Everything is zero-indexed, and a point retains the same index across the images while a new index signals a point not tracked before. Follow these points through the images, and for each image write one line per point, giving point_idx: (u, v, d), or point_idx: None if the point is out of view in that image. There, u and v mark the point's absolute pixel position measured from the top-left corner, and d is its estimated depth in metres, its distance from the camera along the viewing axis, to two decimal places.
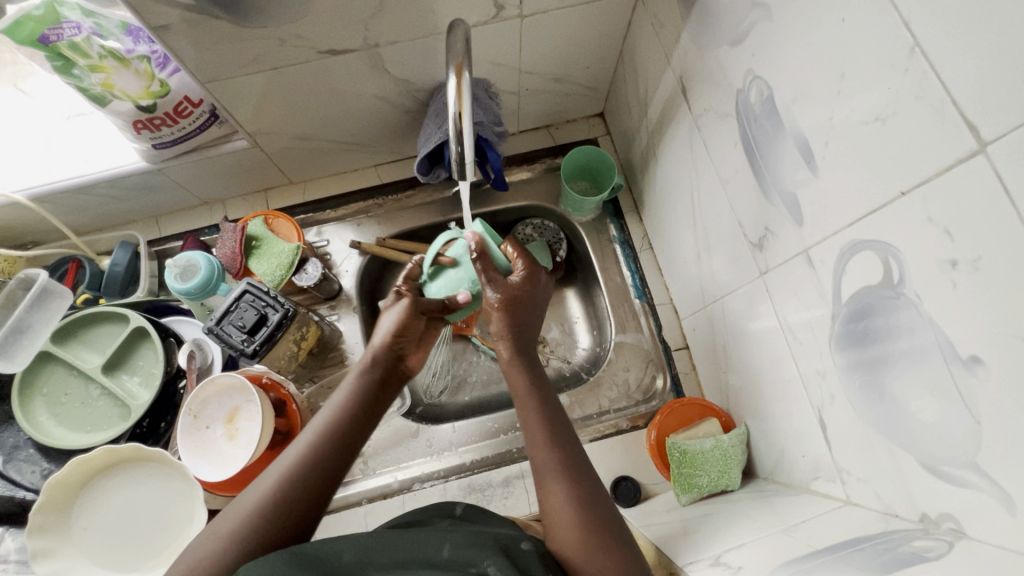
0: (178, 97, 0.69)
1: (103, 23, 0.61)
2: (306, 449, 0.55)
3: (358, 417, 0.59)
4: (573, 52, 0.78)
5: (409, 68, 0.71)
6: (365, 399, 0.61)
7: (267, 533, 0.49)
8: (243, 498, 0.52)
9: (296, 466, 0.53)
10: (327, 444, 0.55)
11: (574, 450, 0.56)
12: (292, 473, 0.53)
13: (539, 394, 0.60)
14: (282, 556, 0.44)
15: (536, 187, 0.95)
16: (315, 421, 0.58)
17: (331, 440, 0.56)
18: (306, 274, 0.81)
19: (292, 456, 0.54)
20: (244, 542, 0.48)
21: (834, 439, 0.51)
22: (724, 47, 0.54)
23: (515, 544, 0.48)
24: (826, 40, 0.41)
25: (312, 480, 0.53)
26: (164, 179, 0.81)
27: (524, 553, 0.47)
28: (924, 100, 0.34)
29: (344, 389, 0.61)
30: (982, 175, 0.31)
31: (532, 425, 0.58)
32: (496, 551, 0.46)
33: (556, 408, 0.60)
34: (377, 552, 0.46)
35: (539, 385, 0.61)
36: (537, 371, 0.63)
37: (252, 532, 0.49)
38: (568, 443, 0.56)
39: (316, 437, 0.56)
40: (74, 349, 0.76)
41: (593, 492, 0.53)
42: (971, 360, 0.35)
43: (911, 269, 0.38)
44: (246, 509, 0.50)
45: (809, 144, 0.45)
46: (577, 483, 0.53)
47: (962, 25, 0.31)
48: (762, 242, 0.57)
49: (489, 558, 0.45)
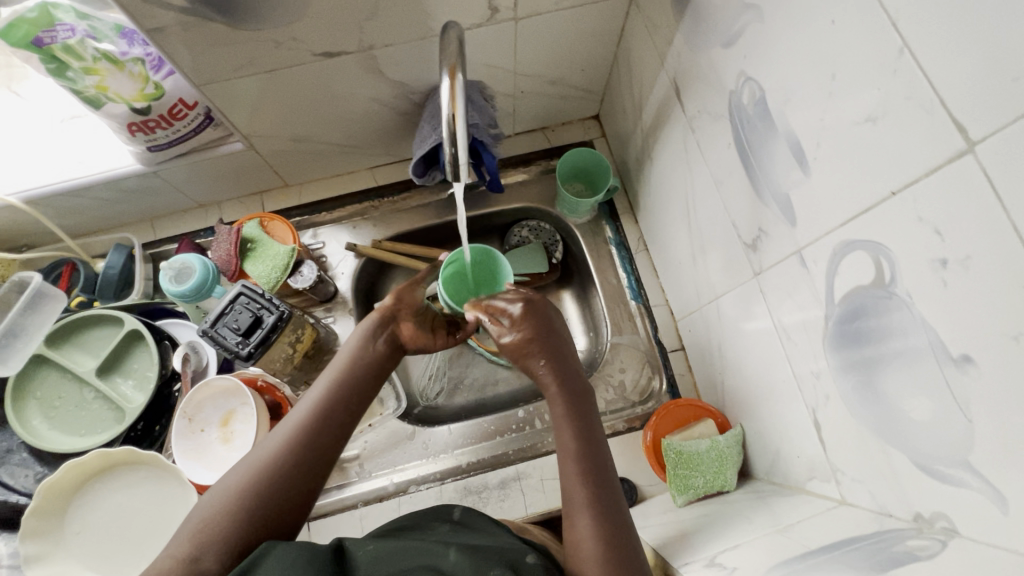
0: (173, 100, 0.69)
1: (98, 26, 0.61)
2: (289, 438, 0.54)
3: (360, 385, 0.61)
4: (567, 54, 0.78)
5: (405, 70, 0.72)
6: (372, 359, 0.63)
7: (249, 520, 0.49)
8: (243, 460, 0.54)
9: (307, 424, 0.56)
10: (325, 411, 0.57)
11: (606, 482, 0.56)
12: (294, 434, 0.55)
13: (577, 421, 0.59)
14: (298, 547, 0.45)
15: (531, 190, 0.95)
16: (325, 376, 0.60)
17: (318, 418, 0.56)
18: (301, 276, 0.80)
19: (296, 418, 0.56)
20: (248, 496, 0.50)
21: (828, 439, 0.51)
22: (717, 49, 0.54)
23: (519, 557, 0.47)
24: (817, 42, 0.41)
25: (315, 442, 0.55)
26: (159, 182, 0.81)
27: (530, 566, 0.46)
28: (913, 100, 0.34)
29: (343, 353, 0.63)
30: (970, 174, 0.32)
31: (569, 450, 0.58)
32: (502, 563, 0.45)
33: (596, 435, 0.59)
34: (384, 564, 0.46)
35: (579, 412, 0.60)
36: (579, 395, 0.62)
37: (255, 493, 0.50)
38: (600, 469, 0.56)
39: (297, 426, 0.55)
40: (69, 353, 0.75)
41: (621, 525, 0.53)
42: (962, 359, 0.35)
43: (901, 268, 0.38)
44: (248, 468, 0.52)
45: (801, 144, 0.45)
46: (601, 511, 0.53)
47: (947, 27, 0.31)
48: (755, 242, 0.57)
49: (493, 567, 0.44)
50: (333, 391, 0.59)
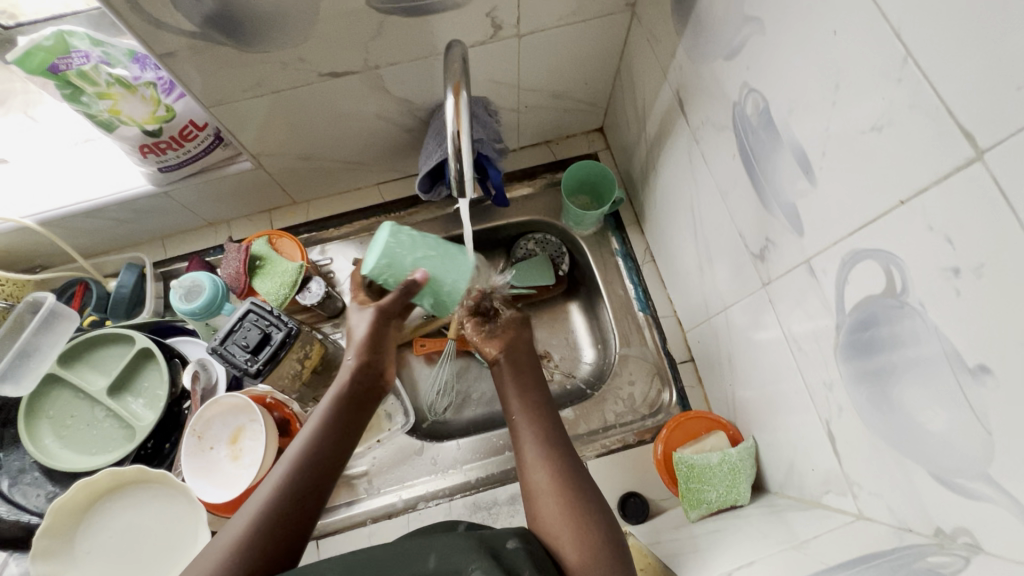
0: (183, 121, 0.70)
1: (112, 51, 0.63)
2: (286, 472, 0.54)
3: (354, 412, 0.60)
4: (570, 69, 0.78)
5: (409, 88, 0.73)
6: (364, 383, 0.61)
7: (249, 558, 0.49)
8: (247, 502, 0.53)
9: (305, 455, 0.55)
10: (324, 443, 0.56)
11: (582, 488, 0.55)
12: (293, 468, 0.54)
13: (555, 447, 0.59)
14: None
15: (536, 202, 0.95)
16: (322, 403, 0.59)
17: (312, 455, 0.55)
18: (310, 292, 0.82)
19: (293, 452, 0.55)
20: (249, 535, 0.50)
21: (844, 451, 0.50)
22: (719, 60, 0.54)
23: (500, 543, 0.48)
24: (820, 52, 0.41)
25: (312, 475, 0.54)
26: (170, 202, 0.82)
27: (511, 552, 0.47)
28: (918, 109, 0.34)
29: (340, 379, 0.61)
30: (979, 183, 0.31)
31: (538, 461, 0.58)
32: (483, 552, 0.46)
33: (578, 467, 0.57)
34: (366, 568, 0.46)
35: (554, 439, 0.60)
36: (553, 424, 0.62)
37: (255, 529, 0.50)
38: (580, 481, 0.56)
39: (293, 459, 0.55)
40: (81, 371, 0.76)
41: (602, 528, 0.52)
42: (979, 370, 0.34)
43: (912, 276, 0.37)
44: (250, 509, 0.51)
45: (806, 153, 0.45)
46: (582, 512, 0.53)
47: (949, 37, 0.31)
48: (763, 252, 0.56)
49: (476, 558, 0.45)
50: (327, 421, 0.57)
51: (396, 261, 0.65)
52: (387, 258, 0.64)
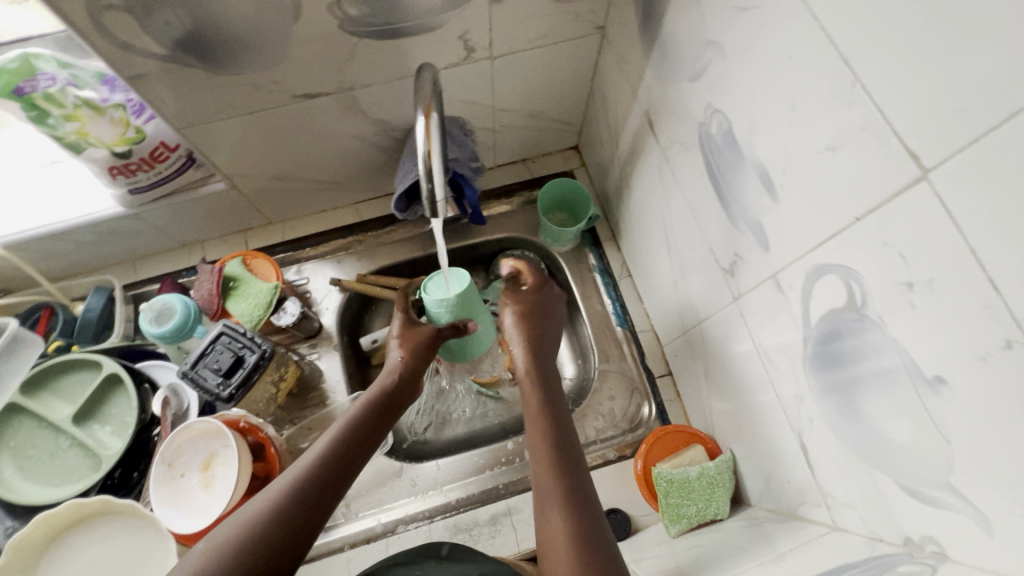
0: (154, 143, 0.69)
1: (79, 74, 0.62)
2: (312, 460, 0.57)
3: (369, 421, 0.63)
4: (544, 89, 0.80)
5: (384, 109, 0.73)
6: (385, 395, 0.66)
7: (261, 534, 0.49)
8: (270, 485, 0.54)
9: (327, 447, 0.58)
10: (345, 442, 0.59)
11: (575, 476, 0.54)
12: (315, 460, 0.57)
13: (568, 493, 0.52)
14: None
15: (514, 220, 0.96)
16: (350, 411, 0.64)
17: (334, 449, 0.58)
18: (285, 312, 0.81)
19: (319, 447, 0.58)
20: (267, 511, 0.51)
21: (817, 463, 0.51)
22: (685, 82, 0.56)
23: None
24: (776, 77, 0.43)
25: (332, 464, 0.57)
26: (141, 224, 0.81)
27: None
28: (868, 130, 0.35)
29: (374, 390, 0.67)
30: (927, 202, 0.33)
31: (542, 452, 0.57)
32: None
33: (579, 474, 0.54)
34: None
35: (579, 506, 0.51)
36: (576, 474, 0.55)
37: (271, 504, 0.52)
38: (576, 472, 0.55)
39: (320, 451, 0.58)
40: (45, 400, 0.74)
41: (592, 514, 0.51)
42: (935, 380, 0.35)
43: (871, 290, 0.39)
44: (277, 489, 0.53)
45: (768, 172, 0.47)
46: (577, 499, 0.52)
47: (891, 64, 0.33)
48: (732, 267, 0.58)
49: None
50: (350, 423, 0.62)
51: (464, 305, 0.76)
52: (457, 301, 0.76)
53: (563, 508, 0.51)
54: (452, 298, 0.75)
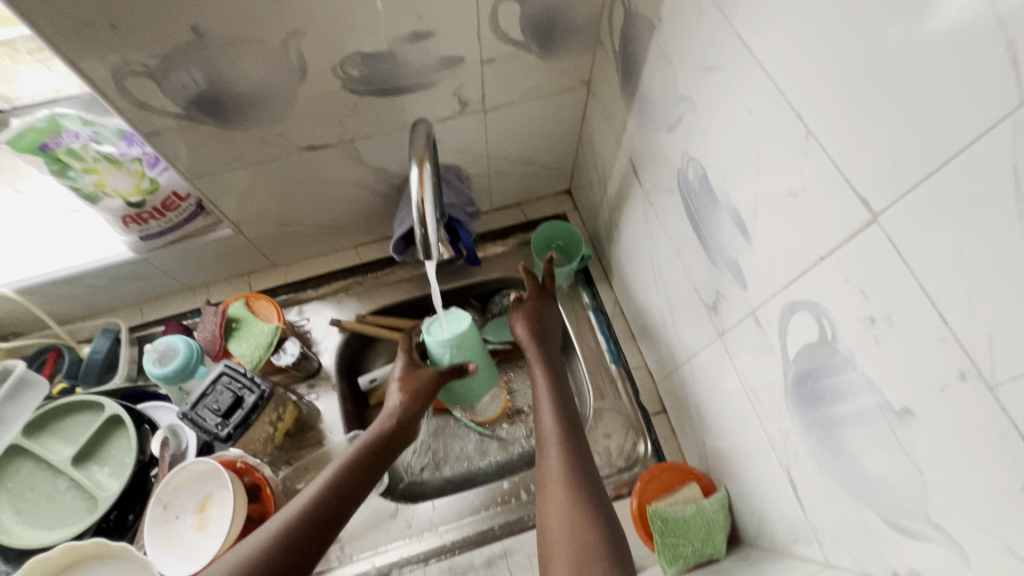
0: (167, 192, 0.74)
1: (101, 130, 0.67)
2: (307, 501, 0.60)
3: (367, 461, 0.66)
4: (535, 138, 0.85)
5: (384, 158, 0.78)
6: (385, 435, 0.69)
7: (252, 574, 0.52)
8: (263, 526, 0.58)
9: (323, 489, 0.61)
10: (341, 483, 0.62)
11: (587, 475, 0.63)
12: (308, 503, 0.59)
13: (578, 496, 0.61)
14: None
15: (509, 260, 0.99)
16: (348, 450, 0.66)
17: (328, 491, 0.61)
18: (285, 353, 0.82)
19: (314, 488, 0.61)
20: (260, 553, 0.54)
21: (805, 498, 0.51)
22: (663, 132, 0.60)
23: None
24: (741, 129, 0.46)
25: (324, 507, 0.60)
26: (150, 268, 0.84)
27: None
28: (824, 178, 0.38)
29: (375, 428, 0.70)
30: (880, 242, 0.35)
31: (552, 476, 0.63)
32: None
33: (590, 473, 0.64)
34: None
35: (579, 469, 0.63)
36: (579, 444, 0.67)
37: (261, 546, 0.55)
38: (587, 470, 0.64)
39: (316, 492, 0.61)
40: (46, 441, 0.75)
41: (600, 502, 0.60)
42: (904, 412, 0.36)
43: (840, 326, 0.40)
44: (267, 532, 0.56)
45: (741, 215, 0.49)
46: (588, 493, 0.61)
47: (838, 119, 0.36)
48: (715, 305, 0.60)
49: None
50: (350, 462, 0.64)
51: (464, 346, 0.78)
52: (456, 341, 0.77)
53: (570, 513, 0.59)
54: (449, 339, 0.77)
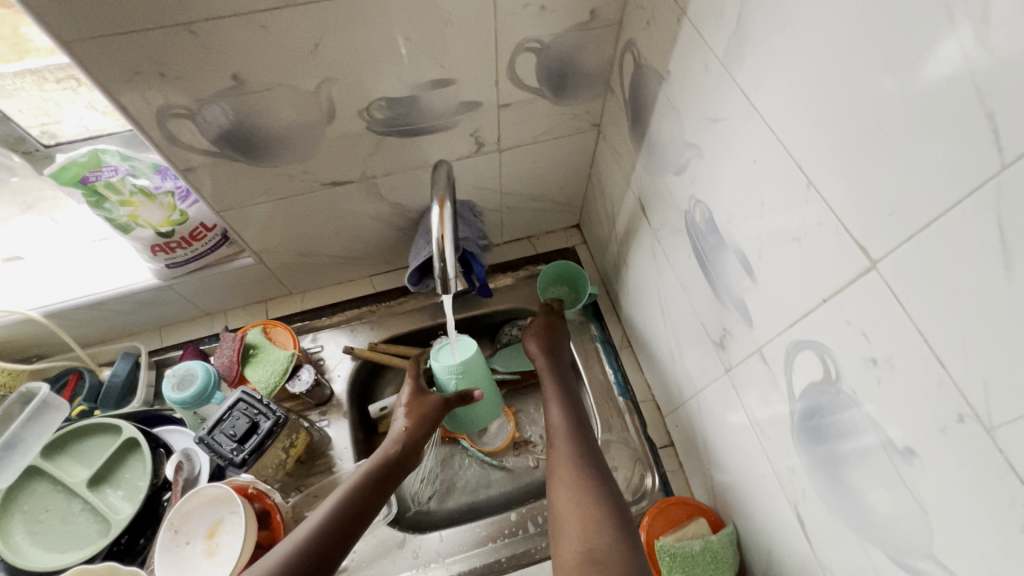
0: (195, 223, 0.77)
1: (138, 165, 0.71)
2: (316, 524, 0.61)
3: (375, 484, 0.67)
4: (546, 176, 0.88)
5: (402, 194, 0.81)
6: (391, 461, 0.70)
7: None
8: (272, 550, 0.59)
9: (331, 513, 0.62)
10: (347, 508, 0.63)
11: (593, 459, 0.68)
12: (315, 528, 0.61)
13: (585, 483, 0.65)
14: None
15: (519, 292, 1.01)
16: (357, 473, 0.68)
17: (335, 516, 0.62)
18: (299, 379, 0.84)
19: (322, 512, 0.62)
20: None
21: (814, 536, 0.52)
22: (670, 175, 0.63)
23: None
24: (745, 176, 0.49)
25: (331, 532, 0.61)
26: (171, 294, 0.87)
27: None
28: (825, 226, 0.41)
29: (383, 450, 0.71)
30: (878, 288, 0.37)
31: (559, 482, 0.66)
32: None
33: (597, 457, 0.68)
34: None
35: (587, 460, 0.68)
36: (585, 446, 0.70)
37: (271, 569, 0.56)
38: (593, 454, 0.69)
39: (324, 516, 0.62)
40: (62, 463, 0.76)
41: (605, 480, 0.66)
42: (907, 451, 0.38)
43: (843, 365, 0.42)
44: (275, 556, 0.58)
45: (746, 256, 0.52)
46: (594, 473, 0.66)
47: (835, 172, 0.39)
48: (722, 341, 0.61)
49: None
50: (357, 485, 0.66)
51: (472, 372, 0.80)
52: (464, 368, 0.79)
53: (577, 507, 0.62)
54: (458, 365, 0.78)
